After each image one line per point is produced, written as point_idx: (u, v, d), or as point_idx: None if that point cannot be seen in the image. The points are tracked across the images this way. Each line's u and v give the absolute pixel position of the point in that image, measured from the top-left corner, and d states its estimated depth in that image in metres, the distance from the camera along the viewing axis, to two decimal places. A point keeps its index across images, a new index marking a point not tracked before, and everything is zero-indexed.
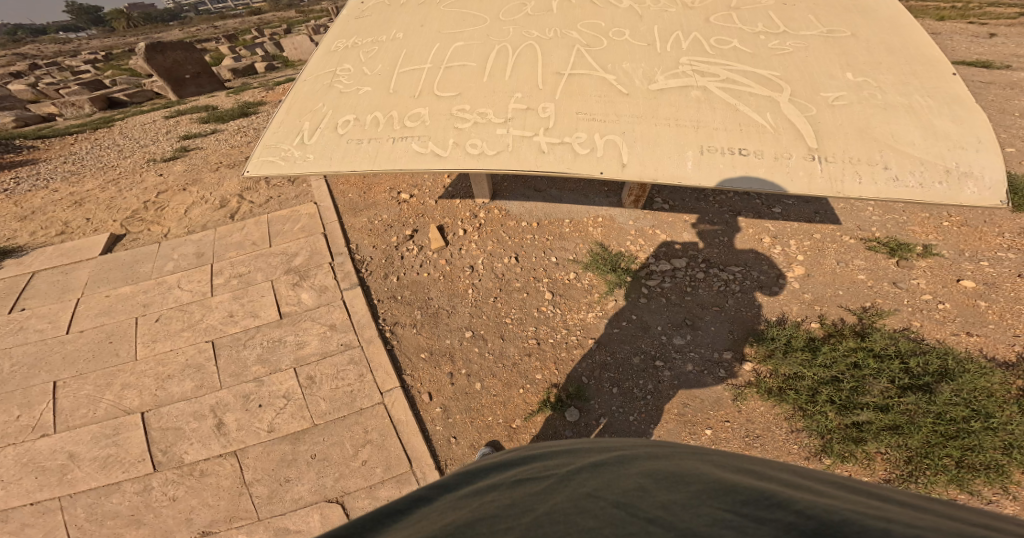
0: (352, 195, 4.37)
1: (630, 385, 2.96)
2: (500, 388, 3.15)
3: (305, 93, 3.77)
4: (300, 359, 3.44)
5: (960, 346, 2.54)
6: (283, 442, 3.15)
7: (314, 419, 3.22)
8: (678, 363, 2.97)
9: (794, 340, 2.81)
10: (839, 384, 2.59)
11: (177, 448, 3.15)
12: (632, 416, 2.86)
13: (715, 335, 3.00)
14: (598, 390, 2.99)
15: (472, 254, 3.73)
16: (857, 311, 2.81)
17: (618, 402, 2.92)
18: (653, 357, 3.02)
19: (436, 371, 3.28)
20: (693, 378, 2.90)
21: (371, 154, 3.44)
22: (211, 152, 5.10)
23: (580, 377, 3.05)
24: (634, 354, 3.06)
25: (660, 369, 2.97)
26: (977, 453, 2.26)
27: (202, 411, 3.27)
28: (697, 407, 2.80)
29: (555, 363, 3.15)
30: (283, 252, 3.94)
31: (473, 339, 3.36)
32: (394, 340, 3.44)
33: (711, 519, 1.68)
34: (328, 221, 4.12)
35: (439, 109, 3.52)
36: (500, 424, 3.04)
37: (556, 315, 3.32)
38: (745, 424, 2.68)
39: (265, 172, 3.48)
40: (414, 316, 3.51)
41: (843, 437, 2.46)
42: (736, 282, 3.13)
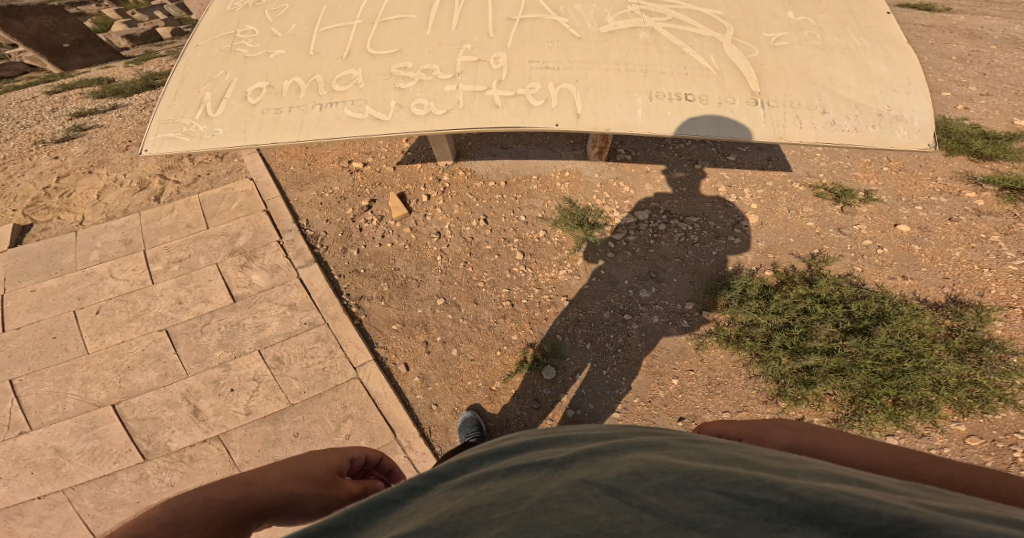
0: (296, 168, 4.18)
1: (602, 340, 3.11)
2: (474, 351, 3.21)
3: (201, 59, 3.41)
4: (264, 340, 3.34)
5: (897, 290, 2.81)
6: (263, 423, 3.07)
7: (290, 399, 3.14)
8: (647, 316, 3.12)
9: (748, 289, 3.00)
10: (790, 329, 2.84)
11: (161, 435, 3.05)
12: (605, 370, 3.03)
13: (677, 287, 3.16)
14: (573, 346, 3.12)
15: (438, 221, 3.69)
16: (806, 258, 3.02)
17: (590, 361, 3.07)
18: (620, 312, 3.16)
19: (408, 341, 3.29)
20: (660, 329, 3.08)
21: (294, 124, 3.14)
22: (116, 128, 4.59)
23: (554, 334, 3.16)
24: (604, 311, 3.18)
25: (628, 323, 3.13)
26: (910, 391, 2.54)
27: (175, 400, 3.16)
28: (664, 357, 3.01)
29: (529, 322, 3.23)
30: (224, 233, 3.76)
31: (444, 305, 3.37)
32: (361, 314, 3.41)
33: (706, 503, 1.47)
34: (272, 198, 3.94)
35: (374, 70, 3.27)
36: (480, 388, 3.09)
37: (527, 272, 3.39)
38: (707, 372, 2.91)
39: (166, 150, 3.14)
40: (378, 287, 3.48)
41: (795, 382, 2.73)
42: (695, 233, 3.28)
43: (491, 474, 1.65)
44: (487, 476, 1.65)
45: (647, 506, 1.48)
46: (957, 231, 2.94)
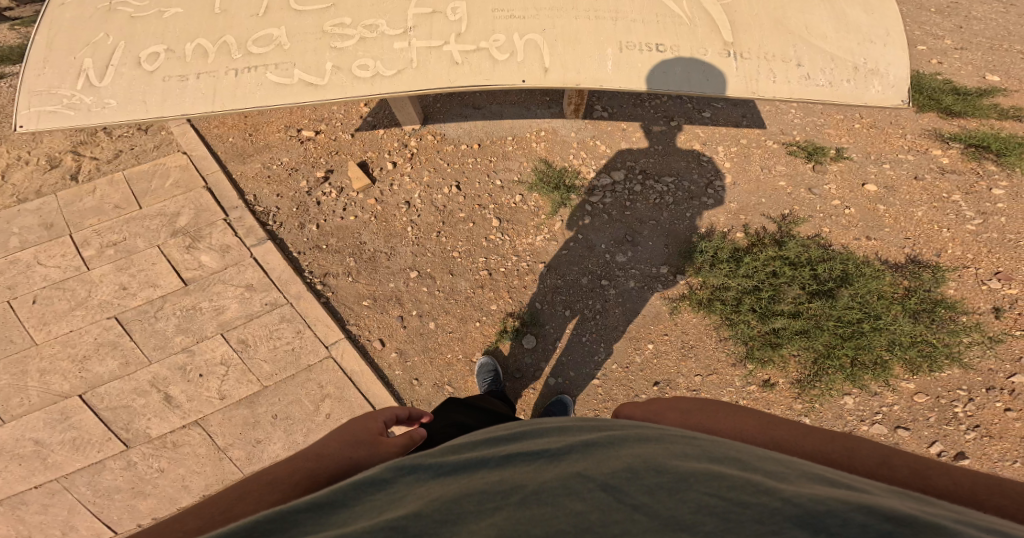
0: (236, 140, 3.84)
1: (581, 307, 3.10)
2: (450, 323, 3.14)
3: (70, 19, 2.94)
4: (225, 324, 3.15)
5: (860, 251, 2.91)
6: (240, 407, 2.95)
7: (262, 381, 3.01)
8: (625, 281, 3.12)
9: (720, 252, 3.02)
10: (759, 292, 2.89)
11: (140, 422, 2.91)
12: (586, 338, 3.04)
13: (652, 251, 3.15)
14: (554, 313, 3.11)
15: (406, 189, 3.53)
16: (776, 220, 3.06)
17: (569, 329, 3.07)
18: (597, 277, 3.15)
19: (381, 317, 3.18)
20: (637, 293, 3.09)
21: (204, 93, 2.80)
22: (9, 99, 4.05)
23: (533, 303, 3.13)
24: (581, 278, 3.15)
25: (606, 290, 3.12)
26: (867, 352, 2.70)
27: (143, 387, 2.99)
28: (641, 322, 3.04)
29: (508, 292, 3.18)
30: (161, 213, 3.46)
31: (417, 278, 3.26)
32: (327, 292, 3.26)
33: (698, 506, 1.08)
34: (211, 172, 3.63)
35: (306, 28, 2.91)
36: (461, 360, 3.05)
37: (501, 238, 3.31)
38: (681, 335, 2.97)
39: (46, 127, 2.74)
40: (343, 264, 3.35)
41: (762, 344, 2.83)
42: (670, 194, 3.26)
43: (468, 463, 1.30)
44: (461, 464, 1.29)
45: (639, 506, 1.10)
46: (921, 190, 3.05)
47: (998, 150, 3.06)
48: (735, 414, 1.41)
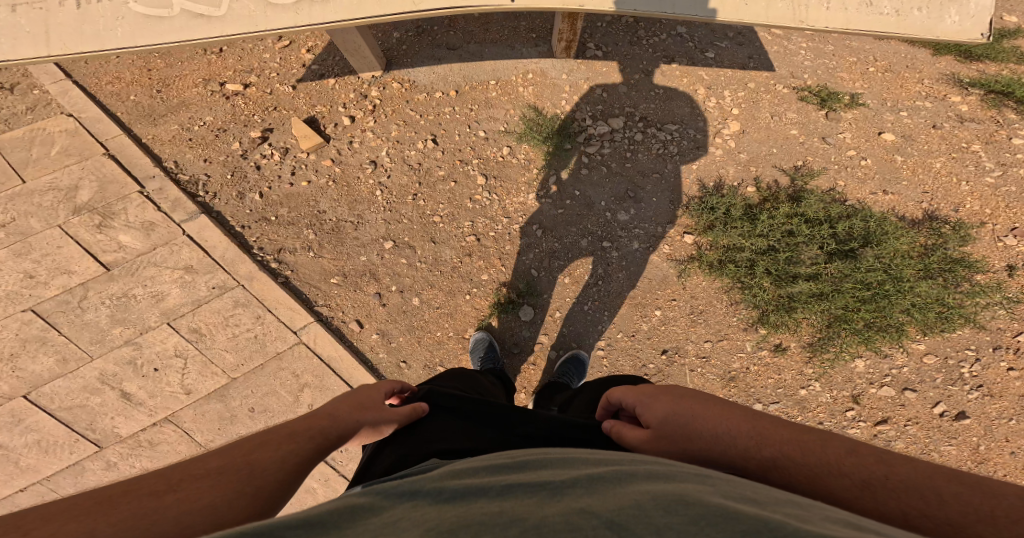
0: (139, 97, 3.12)
1: (583, 273, 2.80)
2: (436, 298, 2.76)
3: None
4: (169, 312, 2.66)
5: (878, 207, 2.77)
6: (209, 402, 2.56)
7: (229, 374, 2.59)
8: (631, 245, 2.84)
9: (732, 210, 2.79)
10: (775, 254, 2.68)
11: (105, 421, 2.51)
12: (587, 307, 2.75)
13: (655, 211, 2.88)
14: (555, 281, 2.79)
15: (371, 147, 3.04)
16: (790, 172, 2.88)
17: (569, 298, 2.76)
18: (599, 240, 2.85)
19: (355, 294, 2.76)
20: (643, 257, 2.82)
21: (28, 31, 2.22)
22: None
23: (528, 270, 2.80)
24: (582, 242, 2.84)
25: (608, 257, 2.82)
26: (884, 316, 2.57)
27: (94, 385, 2.55)
28: (646, 287, 2.77)
29: (500, 259, 2.82)
30: (54, 186, 2.84)
31: (393, 248, 2.84)
32: (285, 270, 2.78)
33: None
34: (112, 137, 2.97)
35: None
36: (453, 338, 2.70)
37: (487, 200, 2.94)
38: (690, 300, 2.73)
39: None
40: (299, 239, 2.85)
41: (776, 307, 2.64)
42: (674, 144, 3.00)
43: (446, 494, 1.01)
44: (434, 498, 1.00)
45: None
46: (939, 139, 2.93)
47: (1020, 97, 2.96)
48: (718, 403, 1.22)
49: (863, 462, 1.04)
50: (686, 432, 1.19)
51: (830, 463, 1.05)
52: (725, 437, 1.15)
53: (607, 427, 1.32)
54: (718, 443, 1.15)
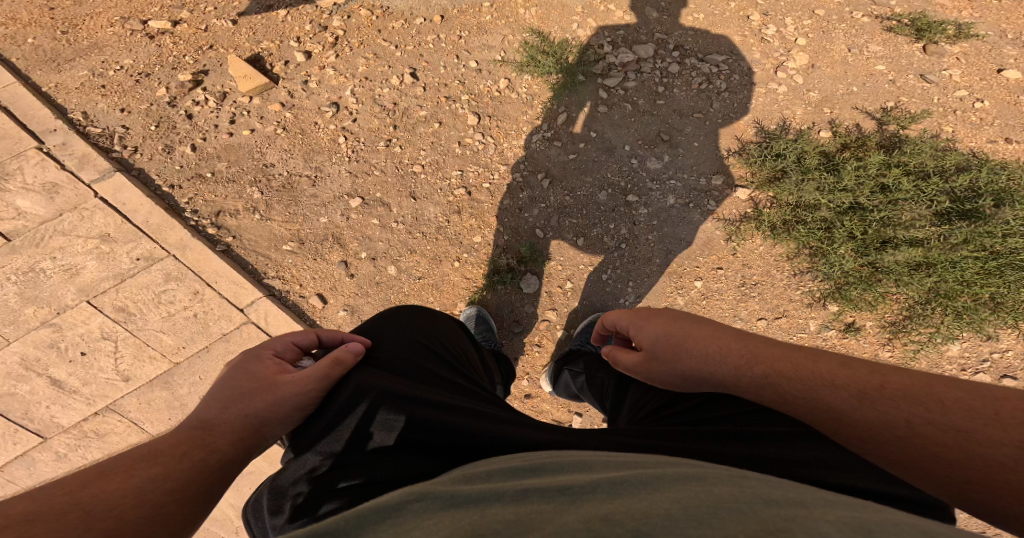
0: (41, 40, 2.54)
1: (602, 236, 2.63)
2: (395, 244, 2.61)
3: None
4: (88, 288, 2.29)
5: (998, 155, 2.49)
6: (151, 389, 2.30)
7: (169, 357, 2.30)
8: (652, 197, 2.65)
9: (806, 158, 2.50)
10: (865, 215, 2.38)
11: (41, 411, 2.30)
12: (605, 277, 2.61)
13: (692, 163, 2.65)
14: (550, 217, 2.67)
15: (332, 86, 2.61)
16: (878, 114, 2.60)
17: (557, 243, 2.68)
18: (625, 192, 2.64)
19: (316, 261, 2.49)
20: (668, 209, 2.63)
21: None
22: None
23: (533, 230, 2.67)
24: (604, 200, 2.65)
25: (631, 216, 2.63)
26: (995, 291, 2.30)
27: (18, 372, 2.29)
28: (686, 253, 2.58)
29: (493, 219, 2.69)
30: None
31: (361, 207, 2.55)
32: (226, 237, 2.34)
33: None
34: (5, 86, 2.42)
35: None
36: None
37: (507, 157, 2.70)
38: (741, 270, 2.53)
39: None
40: (237, 200, 2.35)
41: (858, 280, 2.40)
42: (721, 78, 2.74)
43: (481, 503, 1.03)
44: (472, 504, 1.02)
45: None
46: None
47: None
48: (710, 328, 1.35)
49: (856, 374, 1.15)
50: (676, 352, 1.34)
51: (823, 376, 1.17)
52: (717, 357, 1.29)
53: (605, 351, 1.52)
54: (709, 363, 1.29)
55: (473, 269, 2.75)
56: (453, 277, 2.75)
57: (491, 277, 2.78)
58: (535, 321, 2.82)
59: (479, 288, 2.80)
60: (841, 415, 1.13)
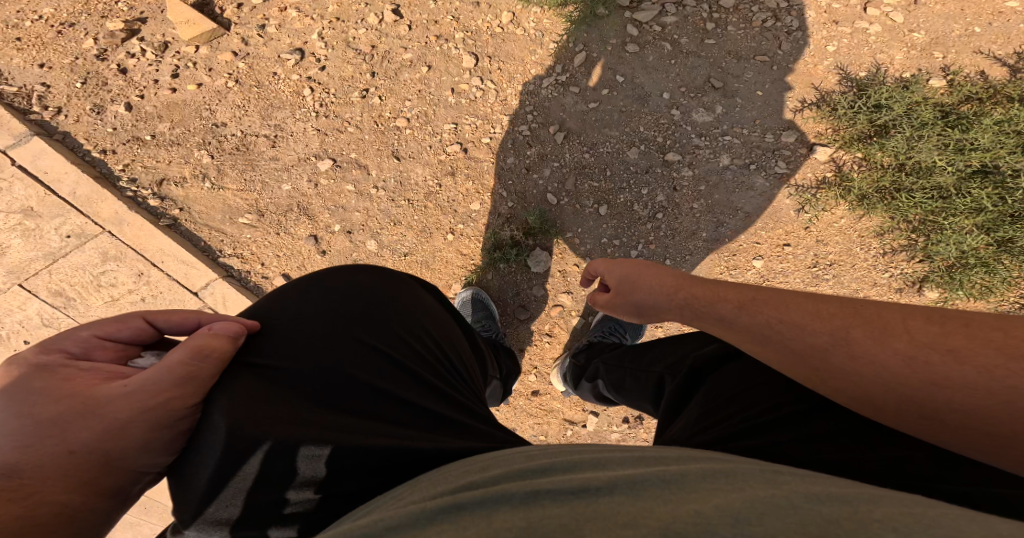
0: None
1: (632, 204, 2.37)
2: (374, 215, 2.24)
3: None
4: (19, 270, 2.01)
5: None
6: None
7: None
8: (699, 156, 2.33)
9: (920, 109, 2.14)
10: (998, 182, 2.08)
11: None
12: (634, 254, 2.38)
13: (755, 117, 2.30)
14: (577, 184, 2.37)
15: (296, 30, 2.15)
16: (1005, 61, 2.17)
17: (574, 211, 2.38)
18: (662, 150, 2.34)
19: (281, 237, 2.14)
20: (725, 172, 2.32)
21: None
22: None
23: (543, 196, 2.37)
24: (643, 164, 2.35)
25: (678, 182, 2.34)
26: None
27: None
28: (747, 229, 2.33)
29: (496, 178, 2.35)
30: None
31: (331, 169, 2.16)
32: (174, 210, 2.01)
33: None
34: None
35: None
36: None
37: (523, 109, 2.35)
38: (812, 249, 2.30)
39: None
40: (184, 166, 1.98)
41: (973, 262, 2.15)
42: (794, 15, 2.30)
43: (492, 501, 0.99)
44: (479, 501, 0.99)
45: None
46: None
47: None
48: (662, 269, 1.46)
49: (745, 292, 1.26)
50: (634, 285, 1.48)
51: (718, 294, 1.29)
52: (657, 291, 1.42)
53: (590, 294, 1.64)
54: (652, 295, 1.42)
55: (470, 243, 2.35)
56: (446, 254, 2.34)
57: (490, 254, 2.34)
58: (544, 306, 2.39)
59: (477, 268, 2.35)
60: (732, 325, 1.23)
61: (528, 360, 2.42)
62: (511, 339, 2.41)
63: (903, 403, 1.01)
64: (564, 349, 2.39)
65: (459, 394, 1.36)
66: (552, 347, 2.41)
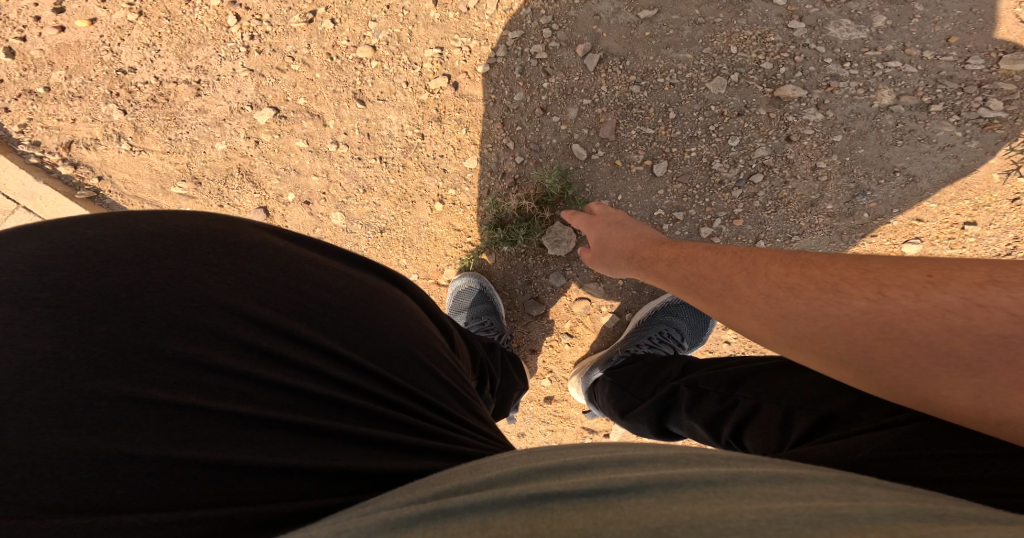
0: None
1: (708, 159, 1.66)
2: (337, 178, 1.74)
3: None
4: None
5: None
6: None
7: None
8: (837, 91, 1.59)
9: None
10: None
11: None
12: (707, 232, 1.68)
13: (948, 33, 1.53)
14: (620, 133, 1.68)
15: None
16: None
17: (611, 170, 1.70)
18: (770, 82, 1.61)
19: (225, 211, 1.73)
20: (882, 116, 1.57)
21: None
22: None
23: (566, 146, 1.70)
24: (738, 103, 1.62)
25: (800, 129, 1.60)
26: None
27: None
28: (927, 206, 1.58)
29: (500, 123, 1.71)
30: None
31: (274, 119, 1.69)
32: (91, 178, 1.66)
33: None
34: None
35: None
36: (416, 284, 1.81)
37: (536, 22, 1.67)
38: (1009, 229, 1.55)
39: None
40: (92, 125, 1.65)
41: None
42: None
43: (489, 503, 0.76)
44: (470, 504, 0.76)
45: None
46: None
47: None
48: (630, 230, 1.41)
49: (690, 251, 1.18)
50: (603, 247, 1.44)
51: (670, 255, 1.22)
52: (618, 256, 1.38)
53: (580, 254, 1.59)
54: (615, 259, 1.39)
55: (465, 216, 1.74)
56: (434, 229, 1.76)
57: (491, 232, 1.72)
58: (564, 298, 1.76)
59: (474, 249, 1.75)
60: (669, 280, 1.16)
61: (540, 363, 1.83)
62: (519, 339, 1.81)
63: (835, 337, 0.84)
64: (596, 356, 1.75)
65: (351, 423, 0.86)
66: (573, 350, 1.80)
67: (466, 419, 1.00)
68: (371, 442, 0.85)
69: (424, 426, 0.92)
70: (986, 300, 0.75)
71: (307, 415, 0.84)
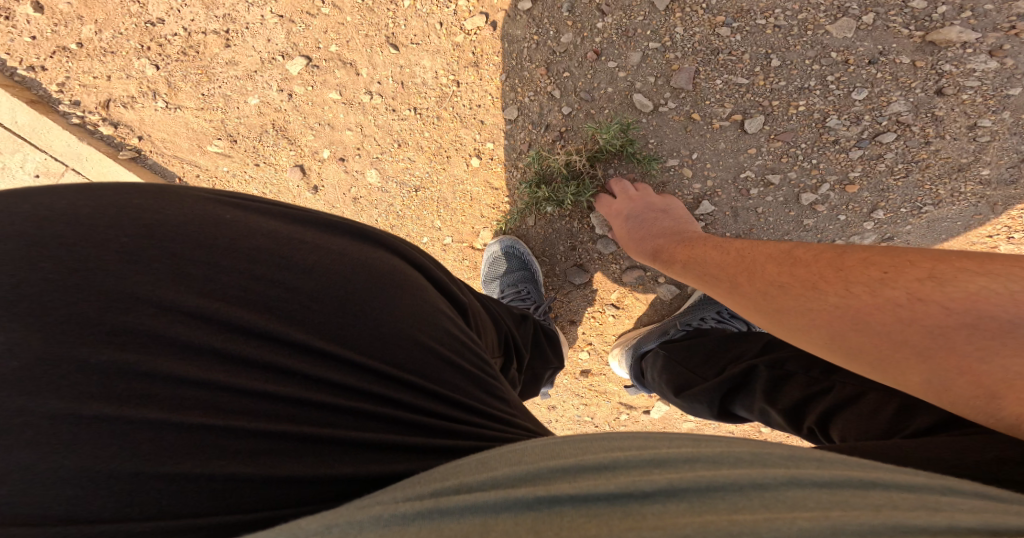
0: None
1: (822, 115, 1.40)
2: (371, 132, 1.63)
3: None
4: None
5: None
6: None
7: None
8: None
9: None
10: None
11: None
12: (810, 199, 1.46)
13: None
14: (699, 82, 1.44)
15: None
16: None
17: (684, 126, 1.47)
18: (925, 25, 1.32)
19: (261, 170, 1.68)
20: None
21: None
22: None
23: (626, 90, 1.47)
24: (870, 50, 1.35)
25: (961, 80, 1.32)
26: None
27: None
28: None
29: (545, 69, 1.51)
30: None
31: (306, 70, 1.60)
32: (129, 137, 1.68)
33: None
34: None
35: None
36: (450, 248, 1.69)
37: None
38: None
39: None
40: (127, 81, 1.64)
41: None
42: None
43: (492, 506, 0.61)
44: (467, 505, 0.61)
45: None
46: None
47: None
48: (649, 222, 1.36)
49: (708, 247, 1.15)
50: (627, 242, 1.39)
51: (683, 253, 1.19)
52: (641, 252, 1.35)
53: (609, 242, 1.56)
54: (639, 254, 1.36)
55: (503, 174, 1.58)
56: (471, 188, 1.61)
57: (532, 190, 1.54)
58: (610, 265, 1.58)
59: (513, 210, 1.59)
60: (685, 279, 1.15)
61: (580, 334, 1.68)
62: (559, 308, 1.67)
63: (816, 330, 0.82)
64: (646, 329, 1.58)
65: (337, 428, 0.74)
66: (618, 323, 1.64)
67: (486, 408, 0.85)
68: (340, 457, 0.72)
69: (426, 426, 0.78)
70: (925, 293, 0.75)
71: (283, 422, 0.72)
